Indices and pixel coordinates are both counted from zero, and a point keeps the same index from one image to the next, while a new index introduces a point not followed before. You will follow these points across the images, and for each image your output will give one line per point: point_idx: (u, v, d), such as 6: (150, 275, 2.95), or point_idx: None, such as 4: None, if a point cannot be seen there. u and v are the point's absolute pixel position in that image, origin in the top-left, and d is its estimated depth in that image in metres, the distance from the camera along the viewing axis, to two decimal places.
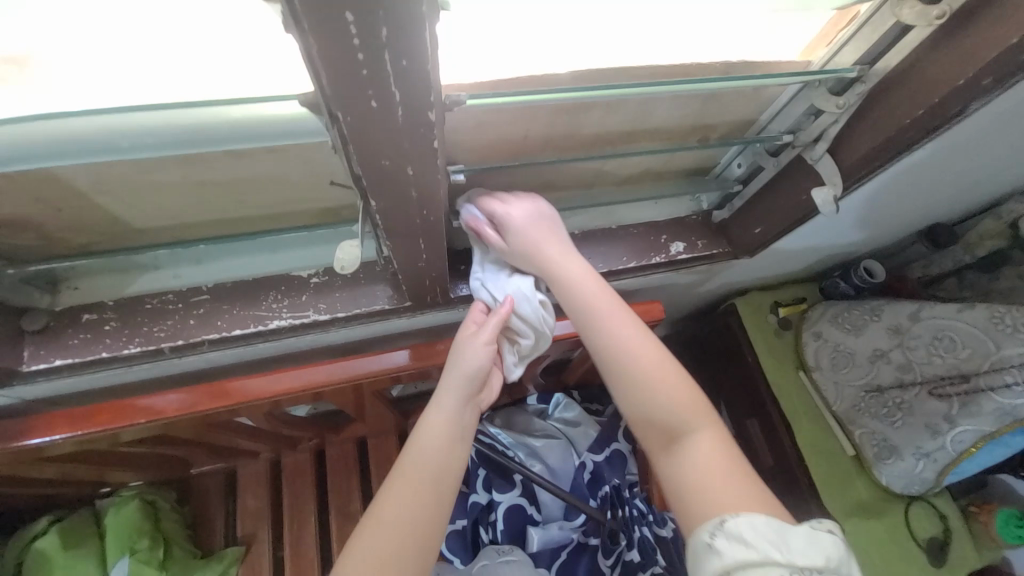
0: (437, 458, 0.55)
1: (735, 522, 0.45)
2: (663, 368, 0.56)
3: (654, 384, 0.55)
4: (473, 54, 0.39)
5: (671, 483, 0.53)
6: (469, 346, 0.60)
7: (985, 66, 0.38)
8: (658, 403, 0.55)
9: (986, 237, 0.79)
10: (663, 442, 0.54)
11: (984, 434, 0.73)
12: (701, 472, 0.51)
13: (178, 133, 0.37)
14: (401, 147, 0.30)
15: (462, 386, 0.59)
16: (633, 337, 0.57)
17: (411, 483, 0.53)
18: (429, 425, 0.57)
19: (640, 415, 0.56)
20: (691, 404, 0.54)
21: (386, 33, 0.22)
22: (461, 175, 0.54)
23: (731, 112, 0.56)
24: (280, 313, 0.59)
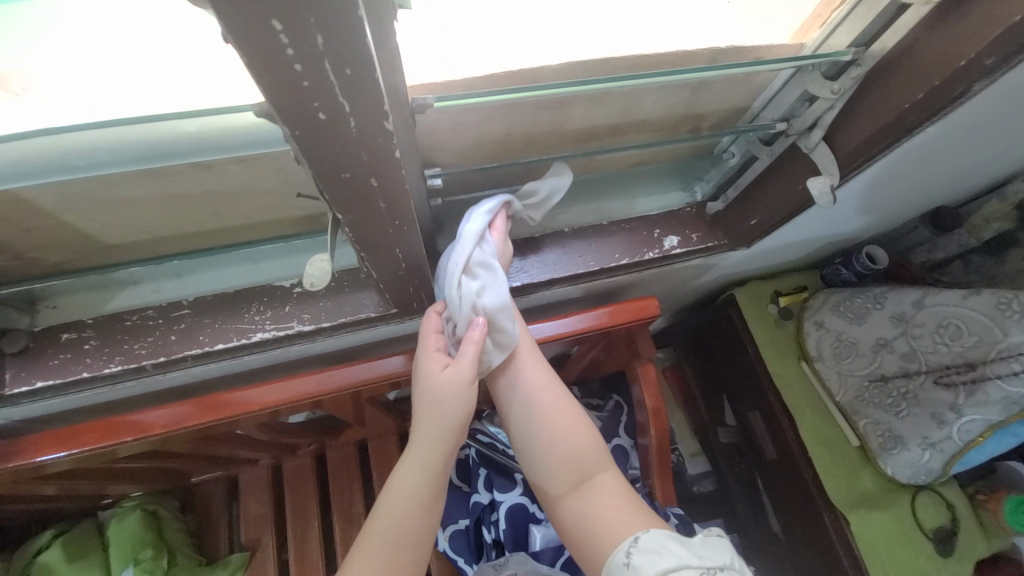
0: (412, 514, 0.53)
1: (648, 537, 0.50)
2: (563, 412, 0.59)
3: (556, 430, 0.58)
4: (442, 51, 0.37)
5: (576, 527, 0.55)
6: (443, 379, 0.54)
7: (990, 45, 0.36)
8: (562, 449, 0.57)
9: (992, 219, 0.77)
10: (568, 484, 0.56)
11: (992, 423, 0.71)
12: (602, 514, 0.54)
13: (134, 151, 0.35)
14: (361, 159, 0.28)
15: (444, 443, 0.55)
16: (543, 378, 0.60)
17: (386, 539, 0.52)
18: (402, 482, 0.54)
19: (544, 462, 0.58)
20: (590, 449, 0.58)
21: (322, 41, 0.20)
22: (438, 178, 0.52)
23: (722, 100, 0.53)
24: (264, 325, 0.58)
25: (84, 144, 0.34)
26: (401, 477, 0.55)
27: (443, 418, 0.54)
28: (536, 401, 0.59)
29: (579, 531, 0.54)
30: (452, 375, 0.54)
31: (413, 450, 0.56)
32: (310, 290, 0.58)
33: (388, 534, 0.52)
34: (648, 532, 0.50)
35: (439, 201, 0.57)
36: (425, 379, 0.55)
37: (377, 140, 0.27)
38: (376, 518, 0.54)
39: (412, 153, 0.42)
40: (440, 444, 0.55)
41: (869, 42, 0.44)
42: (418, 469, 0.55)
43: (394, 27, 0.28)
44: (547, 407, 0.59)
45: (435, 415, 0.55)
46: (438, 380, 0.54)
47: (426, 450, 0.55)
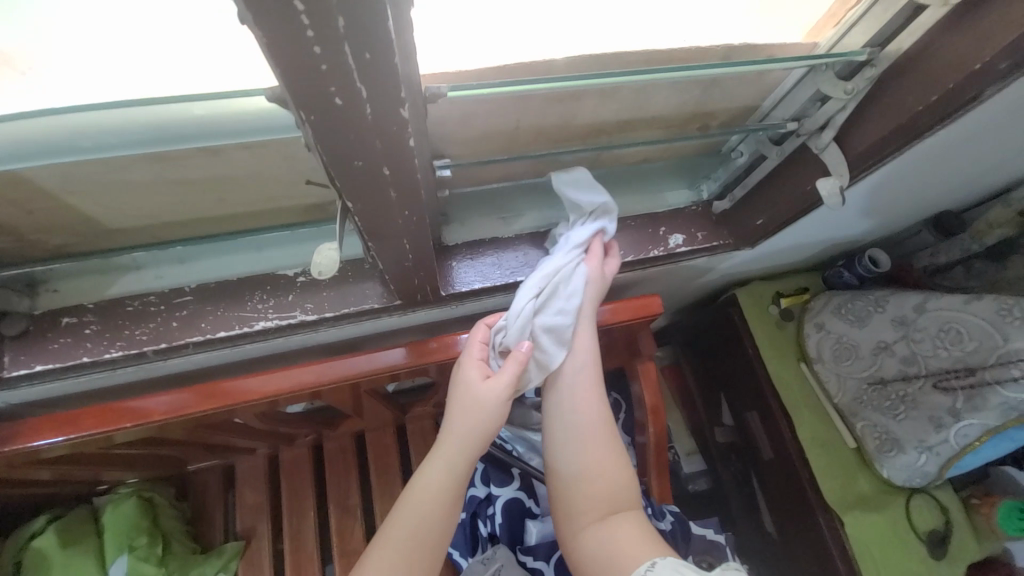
0: (435, 513, 0.54)
1: (665, 564, 0.50)
2: (607, 447, 0.60)
3: (594, 461, 0.59)
4: (454, 40, 0.37)
5: (593, 553, 0.55)
6: (479, 386, 0.56)
7: (1005, 50, 0.36)
8: (595, 480, 0.58)
9: (996, 224, 0.76)
10: (596, 510, 0.57)
11: (990, 428, 0.71)
12: (623, 548, 0.54)
13: (145, 134, 0.35)
14: (374, 146, 0.28)
15: (473, 442, 0.56)
16: (593, 412, 0.61)
17: (406, 536, 0.53)
18: (429, 478, 0.55)
19: (575, 491, 0.59)
20: (623, 487, 0.58)
21: (343, 24, 0.20)
22: (448, 169, 0.51)
23: (734, 98, 0.53)
24: (266, 314, 0.57)
25: (94, 126, 0.34)
26: (427, 475, 0.55)
27: (477, 424, 0.55)
28: (581, 431, 0.61)
29: (596, 556, 0.55)
30: (489, 386, 0.56)
31: (442, 451, 0.56)
32: (314, 279, 0.58)
33: (408, 531, 0.53)
34: (665, 560, 0.51)
35: (447, 194, 0.57)
36: (463, 384, 0.57)
37: (391, 128, 0.27)
38: (399, 513, 0.54)
39: (423, 142, 0.42)
40: (467, 447, 0.56)
41: (884, 43, 0.44)
42: (445, 466, 0.55)
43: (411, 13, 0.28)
44: (591, 436, 0.60)
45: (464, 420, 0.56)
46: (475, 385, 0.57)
47: (453, 450, 0.56)
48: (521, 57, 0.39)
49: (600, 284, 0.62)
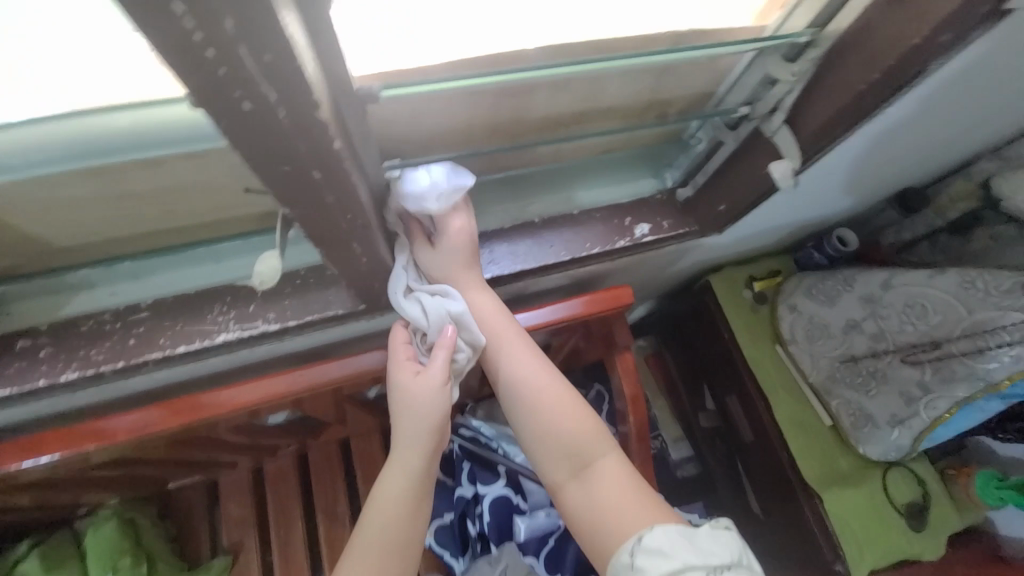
0: (403, 515, 0.54)
1: (651, 537, 0.49)
2: (558, 400, 0.58)
3: (551, 417, 0.58)
4: (387, 41, 0.36)
5: (577, 511, 0.56)
6: (414, 388, 0.54)
7: (943, 22, 0.36)
8: (557, 436, 0.57)
9: (958, 199, 0.78)
10: (570, 473, 0.57)
11: (958, 400, 0.72)
12: (604, 500, 0.54)
13: (104, 142, 0.35)
14: (299, 150, 0.27)
15: (423, 445, 0.55)
16: (534, 370, 0.59)
17: (378, 542, 0.53)
18: (389, 487, 0.55)
19: (544, 450, 0.58)
20: (590, 435, 0.57)
21: (232, 26, 0.19)
22: (398, 170, 0.50)
23: (688, 84, 0.53)
24: (227, 326, 0.56)
25: (46, 138, 0.34)
26: (389, 481, 0.55)
27: (421, 424, 0.54)
28: (528, 391, 0.59)
29: (580, 518, 0.55)
30: (421, 384, 0.54)
31: (396, 457, 0.56)
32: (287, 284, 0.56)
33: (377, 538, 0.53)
34: (651, 532, 0.49)
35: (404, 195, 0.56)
36: (399, 390, 0.55)
37: (312, 130, 0.26)
38: (367, 521, 0.54)
39: (369, 145, 0.41)
40: (419, 446, 0.55)
41: (825, 24, 0.44)
42: (402, 472, 0.55)
43: (329, 13, 0.28)
44: (540, 395, 0.58)
45: (409, 426, 0.55)
46: (409, 389, 0.54)
47: (407, 454, 0.55)
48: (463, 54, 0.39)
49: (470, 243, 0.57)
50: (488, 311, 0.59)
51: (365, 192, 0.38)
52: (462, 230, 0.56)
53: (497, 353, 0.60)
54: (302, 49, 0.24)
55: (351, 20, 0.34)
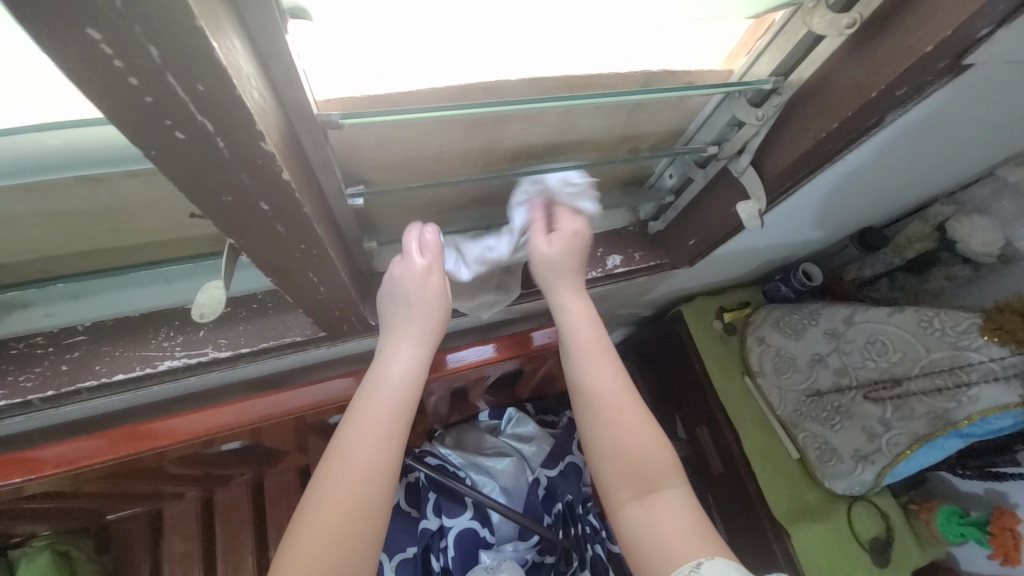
0: (396, 414, 0.49)
1: (711, 566, 0.45)
2: (633, 417, 0.55)
3: (622, 431, 0.54)
4: (343, 54, 0.34)
5: (631, 534, 0.51)
6: (420, 285, 0.51)
7: (898, 78, 0.37)
8: (629, 453, 0.53)
9: (915, 239, 0.79)
10: (632, 488, 0.52)
11: (919, 437, 0.72)
12: (662, 525, 0.49)
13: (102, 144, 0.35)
14: (241, 182, 0.26)
15: (433, 329, 0.53)
16: (613, 382, 0.57)
17: (367, 430, 0.47)
18: (394, 376, 0.51)
19: (605, 463, 0.54)
20: (659, 458, 0.53)
21: (158, 54, 0.18)
22: (360, 199, 0.45)
23: (658, 122, 0.53)
24: (173, 352, 0.53)
25: (26, 150, 0.32)
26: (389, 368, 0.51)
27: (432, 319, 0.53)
28: (601, 401, 0.56)
29: (639, 540, 0.50)
30: (435, 287, 0.52)
31: (405, 340, 0.52)
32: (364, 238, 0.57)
33: (363, 433, 0.47)
34: (711, 560, 0.46)
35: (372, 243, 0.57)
36: (411, 290, 0.51)
37: (256, 162, 0.25)
38: (357, 410, 0.49)
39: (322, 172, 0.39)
40: (429, 335, 0.53)
41: (788, 72, 0.45)
42: (410, 357, 0.52)
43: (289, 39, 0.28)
44: (614, 408, 0.56)
45: (410, 319, 0.52)
46: (415, 281, 0.51)
47: (411, 344, 0.52)
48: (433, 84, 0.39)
49: (576, 249, 0.60)
50: (568, 302, 0.61)
51: (322, 220, 0.37)
52: (572, 234, 0.60)
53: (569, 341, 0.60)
54: (245, 77, 0.23)
55: (314, 53, 0.33)
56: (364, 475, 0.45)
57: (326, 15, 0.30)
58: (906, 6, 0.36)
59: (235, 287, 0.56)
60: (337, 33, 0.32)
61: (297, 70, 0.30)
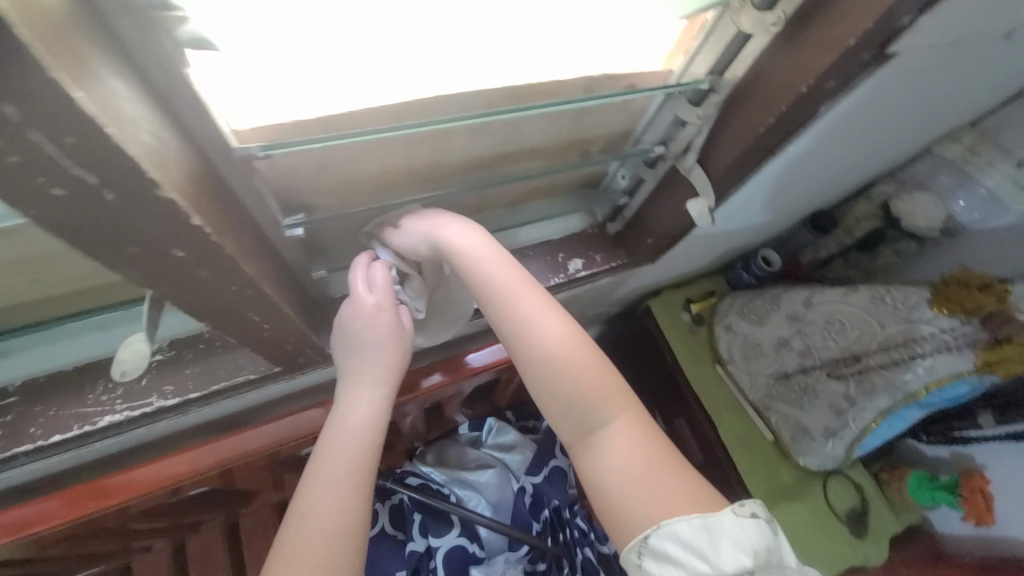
0: (358, 463, 0.47)
1: (658, 539, 0.40)
2: (582, 358, 0.45)
3: (566, 376, 0.44)
4: (261, 80, 0.32)
5: (588, 478, 0.45)
6: (372, 321, 0.50)
7: (825, 72, 0.38)
8: (576, 403, 0.44)
9: (862, 219, 0.83)
10: (577, 431, 0.45)
11: (883, 410, 0.74)
12: (617, 467, 0.43)
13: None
14: (143, 231, 0.24)
15: (393, 371, 0.52)
16: (554, 322, 0.45)
17: (328, 481, 0.45)
18: (353, 420, 0.49)
19: (551, 407, 0.46)
20: (611, 396, 0.45)
21: (14, 111, 0.16)
22: (300, 227, 0.44)
23: (605, 125, 0.53)
24: (114, 406, 0.50)
25: None
26: (346, 416, 0.49)
27: (391, 360, 0.52)
28: (540, 352, 0.44)
29: (597, 486, 0.44)
30: (387, 322, 0.51)
31: (359, 384, 0.51)
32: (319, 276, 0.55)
33: (321, 486, 0.45)
34: (660, 530, 0.40)
35: (320, 274, 0.55)
36: (364, 328, 0.51)
37: (157, 210, 0.23)
38: (315, 462, 0.47)
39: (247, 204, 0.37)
40: (386, 377, 0.52)
41: (723, 70, 0.45)
42: (369, 401, 0.50)
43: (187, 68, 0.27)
44: (557, 357, 0.44)
45: (366, 358, 0.51)
46: (367, 321, 0.50)
47: (370, 389, 0.51)
48: (367, 103, 0.37)
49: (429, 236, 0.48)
50: (475, 240, 0.47)
51: (256, 257, 0.35)
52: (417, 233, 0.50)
53: (484, 279, 0.45)
54: (131, 120, 0.21)
55: (227, 81, 0.31)
56: (325, 531, 0.43)
57: (234, 41, 0.28)
58: (826, 2, 0.36)
59: (179, 329, 0.53)
60: (246, 58, 0.30)
61: (201, 97, 0.28)
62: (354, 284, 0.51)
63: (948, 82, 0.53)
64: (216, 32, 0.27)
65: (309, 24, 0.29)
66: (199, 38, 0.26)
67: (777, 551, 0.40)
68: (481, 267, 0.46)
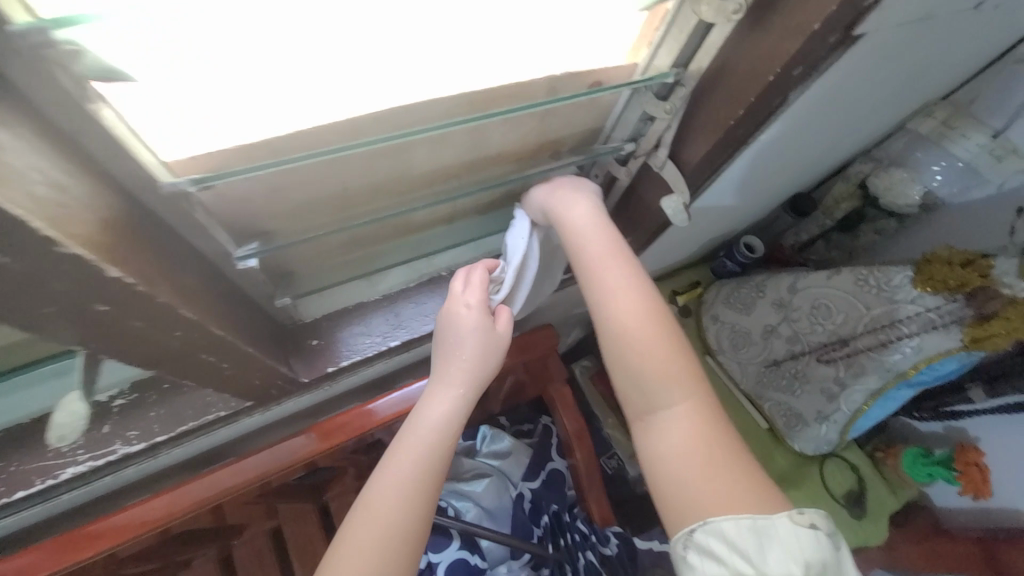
0: (430, 460, 0.46)
1: (705, 533, 0.39)
2: (647, 329, 0.46)
3: (632, 346, 0.46)
4: (196, 109, 0.30)
5: (642, 452, 0.45)
6: (458, 316, 0.52)
7: (792, 58, 0.36)
8: (642, 374, 0.45)
9: (841, 200, 0.82)
10: (640, 406, 0.45)
11: (872, 391, 0.74)
12: (675, 448, 0.42)
13: None
14: None
15: (482, 370, 0.52)
16: (626, 296, 0.47)
17: (394, 473, 0.45)
18: (426, 418, 0.49)
19: (618, 376, 0.47)
20: (677, 375, 0.45)
21: None
22: (253, 259, 0.42)
23: (574, 124, 0.51)
24: (76, 457, 0.47)
25: None
26: (426, 412, 0.49)
27: (471, 359, 0.51)
28: (615, 316, 0.47)
29: (649, 461, 0.44)
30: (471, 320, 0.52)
31: (439, 385, 0.51)
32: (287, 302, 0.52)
33: (388, 478, 0.45)
34: (706, 522, 0.39)
35: (285, 301, 0.52)
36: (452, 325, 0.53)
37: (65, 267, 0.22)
38: (392, 451, 0.47)
39: (182, 251, 0.36)
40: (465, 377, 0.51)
41: (687, 63, 0.43)
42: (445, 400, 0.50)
43: (98, 94, 0.25)
44: (628, 323, 0.46)
45: (452, 356, 0.52)
46: (456, 318, 0.52)
47: (447, 388, 0.50)
48: (316, 121, 0.35)
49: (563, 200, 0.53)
50: (586, 211, 0.52)
51: (191, 297, 0.32)
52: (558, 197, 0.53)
53: (578, 249, 0.50)
54: None
55: (156, 113, 0.29)
56: (382, 524, 0.42)
57: (149, 71, 0.26)
58: None
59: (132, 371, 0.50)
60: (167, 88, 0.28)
61: (113, 127, 0.27)
62: (456, 282, 0.54)
63: (917, 59, 0.52)
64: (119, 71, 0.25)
65: (223, 55, 0.27)
66: (109, 70, 0.24)
67: (835, 565, 0.37)
68: (577, 239, 0.51)
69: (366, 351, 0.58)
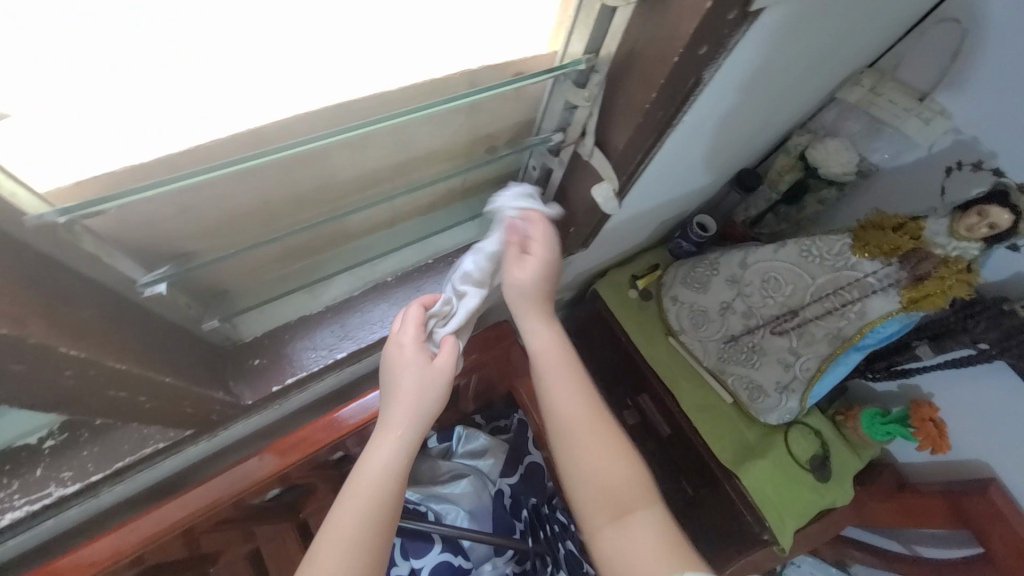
0: (374, 510, 0.46)
1: None
2: (598, 439, 0.54)
3: (587, 453, 0.53)
4: (69, 136, 0.28)
5: (610, 559, 0.49)
6: (399, 360, 0.52)
7: (693, 38, 0.36)
8: (602, 484, 0.52)
9: (783, 172, 0.84)
10: (603, 514, 0.51)
11: (825, 357, 0.75)
12: (639, 549, 0.48)
13: None
14: None
15: (421, 411, 0.51)
16: (573, 406, 0.55)
17: (336, 535, 0.44)
18: (366, 468, 0.48)
19: (579, 487, 0.53)
20: (629, 482, 0.52)
21: None
22: (162, 285, 0.41)
23: (503, 117, 0.50)
24: (11, 503, 0.45)
25: None
26: (371, 458, 0.49)
27: (410, 399, 0.51)
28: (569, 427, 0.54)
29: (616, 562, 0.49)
30: (411, 366, 0.51)
31: (382, 435, 0.50)
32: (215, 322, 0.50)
33: (330, 539, 0.44)
34: None
35: (213, 323, 0.50)
36: (393, 370, 0.52)
37: None
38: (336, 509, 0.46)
39: (71, 291, 0.35)
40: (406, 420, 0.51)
41: (598, 48, 0.42)
42: (390, 449, 0.49)
43: None
44: (580, 435, 0.54)
45: (394, 402, 0.51)
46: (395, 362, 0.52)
47: (387, 435, 0.50)
48: (215, 133, 0.33)
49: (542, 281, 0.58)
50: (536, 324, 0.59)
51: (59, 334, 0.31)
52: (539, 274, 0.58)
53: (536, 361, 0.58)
54: None
55: (30, 144, 0.28)
56: None
57: (15, 97, 0.25)
58: None
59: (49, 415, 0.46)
60: (101, 102, 0.28)
61: None
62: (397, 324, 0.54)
63: (833, 33, 0.53)
64: (108, 72, 0.26)
65: (224, 53, 0.28)
66: None
67: None
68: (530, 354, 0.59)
69: (312, 366, 0.57)
